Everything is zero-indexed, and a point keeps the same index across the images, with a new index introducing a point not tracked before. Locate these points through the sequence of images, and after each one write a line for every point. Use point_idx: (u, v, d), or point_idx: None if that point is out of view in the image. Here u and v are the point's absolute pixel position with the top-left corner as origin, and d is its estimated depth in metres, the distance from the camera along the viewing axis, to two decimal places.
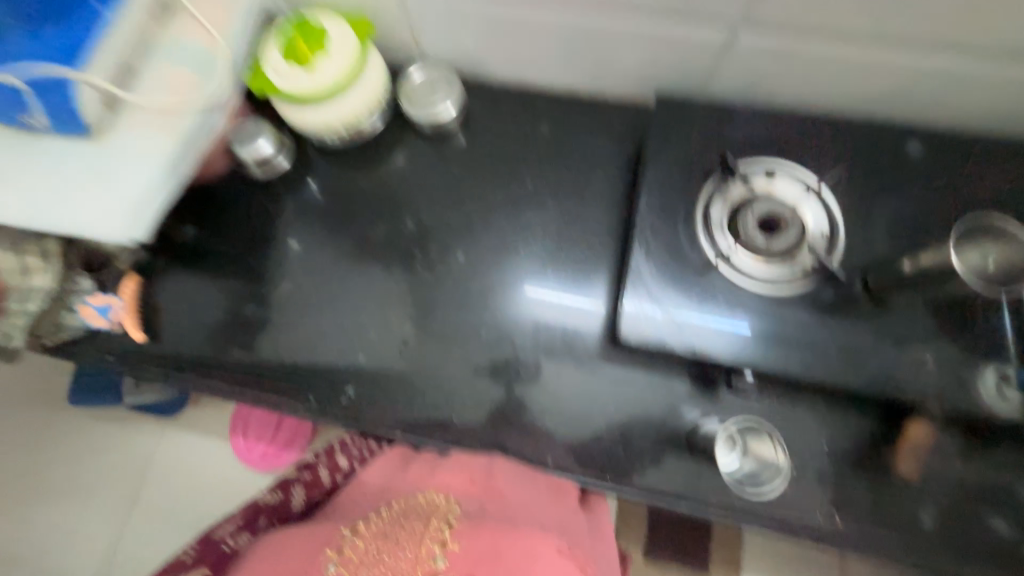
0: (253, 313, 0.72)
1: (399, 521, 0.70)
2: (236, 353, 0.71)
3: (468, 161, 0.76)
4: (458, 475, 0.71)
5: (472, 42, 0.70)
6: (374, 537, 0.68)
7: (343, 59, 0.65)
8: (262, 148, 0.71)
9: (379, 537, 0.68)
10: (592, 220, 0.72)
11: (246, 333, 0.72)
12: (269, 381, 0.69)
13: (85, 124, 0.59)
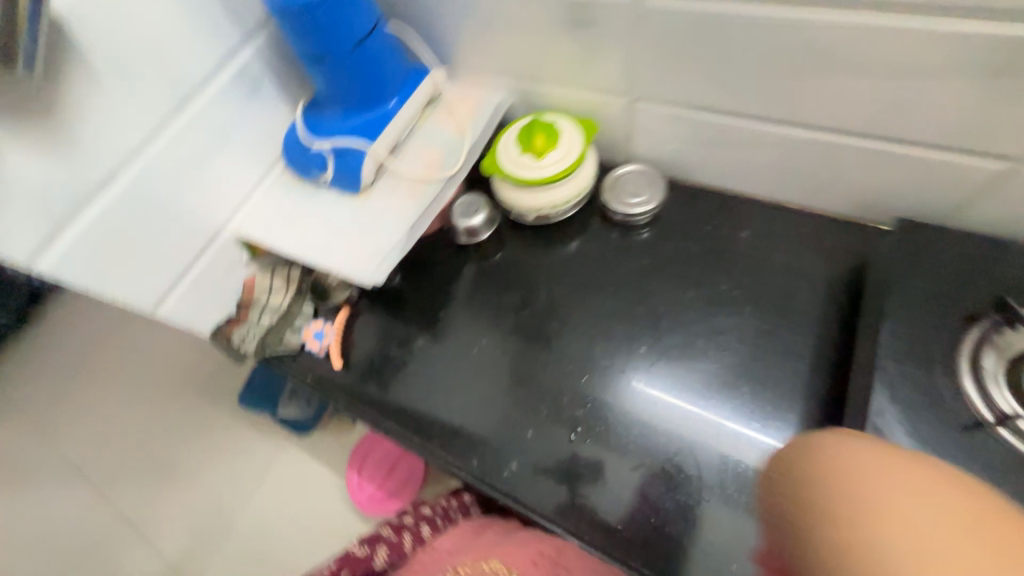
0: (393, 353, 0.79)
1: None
2: (411, 399, 0.75)
3: (660, 254, 0.76)
4: (524, 549, 0.83)
5: (688, 146, 0.73)
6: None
7: (568, 154, 0.72)
8: (474, 222, 0.80)
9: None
10: (799, 336, 0.65)
11: (423, 382, 0.76)
12: (436, 435, 0.72)
13: (361, 183, 0.72)
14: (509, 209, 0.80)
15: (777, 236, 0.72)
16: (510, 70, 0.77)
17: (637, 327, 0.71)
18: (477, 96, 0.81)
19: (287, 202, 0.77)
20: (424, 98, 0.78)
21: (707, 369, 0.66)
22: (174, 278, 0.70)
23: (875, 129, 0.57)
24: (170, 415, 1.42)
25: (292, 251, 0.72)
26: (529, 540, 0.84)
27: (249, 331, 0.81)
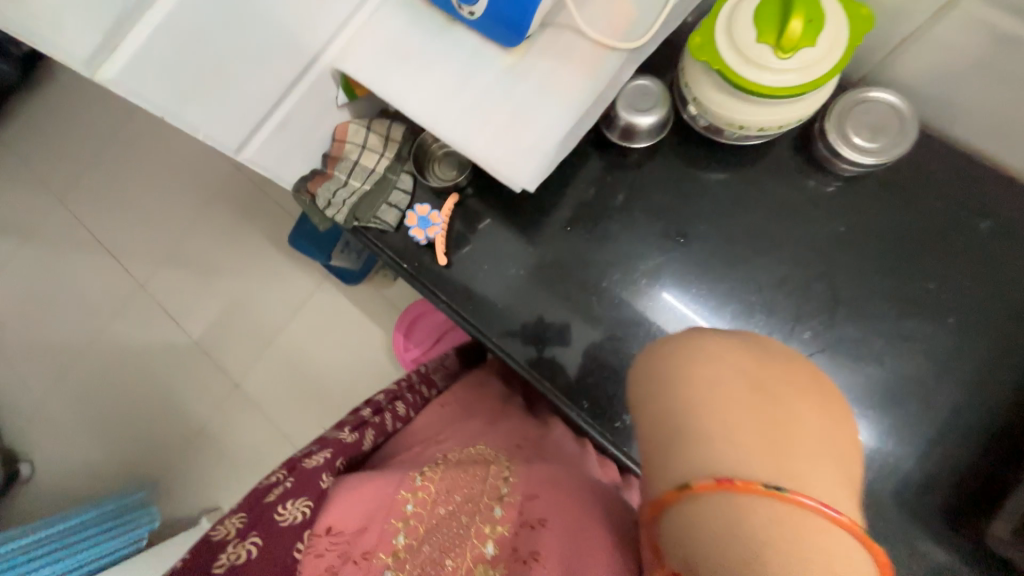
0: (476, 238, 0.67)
1: (460, 474, 0.57)
2: (491, 293, 0.66)
3: (864, 226, 0.61)
4: (510, 435, 0.64)
5: (984, 94, 0.52)
6: (444, 492, 0.55)
7: (828, 60, 0.50)
8: (641, 122, 0.61)
9: (451, 490, 0.55)
10: (987, 371, 0.57)
11: (504, 278, 0.66)
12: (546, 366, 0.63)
13: (524, 36, 0.51)
14: (694, 112, 0.60)
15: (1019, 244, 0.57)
16: None
17: (806, 311, 0.60)
18: None
19: (408, 35, 0.55)
20: None
21: (872, 379, 0.58)
22: (257, 117, 0.54)
23: None
24: (182, 233, 1.24)
25: (415, 113, 0.54)
26: (523, 422, 0.70)
27: (336, 194, 0.66)
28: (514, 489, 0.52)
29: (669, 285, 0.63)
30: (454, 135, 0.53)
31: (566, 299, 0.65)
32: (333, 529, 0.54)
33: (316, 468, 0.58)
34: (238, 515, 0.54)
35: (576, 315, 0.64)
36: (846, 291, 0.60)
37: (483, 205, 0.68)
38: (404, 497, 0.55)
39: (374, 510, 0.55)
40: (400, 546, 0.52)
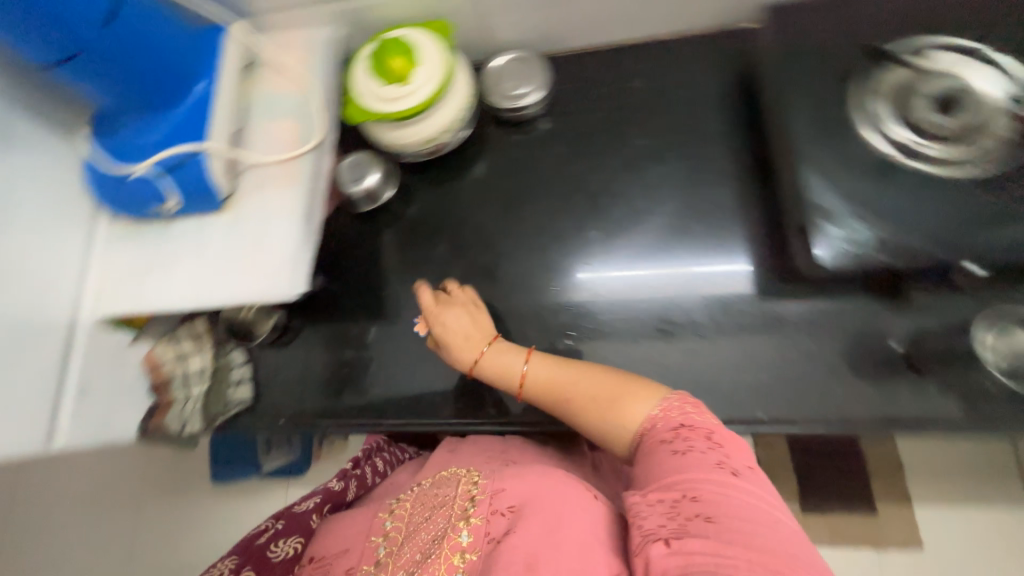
0: (319, 355, 0.73)
1: (430, 489, 0.54)
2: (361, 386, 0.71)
3: (571, 136, 0.73)
4: (478, 450, 0.61)
5: (550, 12, 0.68)
6: (419, 507, 0.52)
7: (434, 67, 0.63)
8: (369, 181, 0.71)
9: (424, 509, 0.51)
10: (721, 162, 0.69)
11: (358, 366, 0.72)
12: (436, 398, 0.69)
13: (219, 193, 0.59)
14: (399, 153, 0.72)
15: (667, 74, 0.72)
16: None
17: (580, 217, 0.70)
18: (301, 43, 0.68)
19: (140, 253, 0.61)
20: (235, 63, 0.63)
21: (661, 225, 0.68)
22: (51, 399, 0.55)
23: None
24: None
25: (177, 304, 0.58)
26: (490, 439, 0.64)
27: (185, 408, 0.69)
28: (483, 486, 0.50)
29: (474, 268, 0.72)
30: (216, 297, 0.57)
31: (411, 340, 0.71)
32: (317, 555, 0.52)
33: (305, 510, 0.57)
34: (233, 555, 0.51)
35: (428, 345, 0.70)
36: (595, 184, 0.71)
37: (306, 329, 0.74)
38: (381, 518, 0.53)
39: (354, 533, 0.52)
40: (381, 557, 0.49)
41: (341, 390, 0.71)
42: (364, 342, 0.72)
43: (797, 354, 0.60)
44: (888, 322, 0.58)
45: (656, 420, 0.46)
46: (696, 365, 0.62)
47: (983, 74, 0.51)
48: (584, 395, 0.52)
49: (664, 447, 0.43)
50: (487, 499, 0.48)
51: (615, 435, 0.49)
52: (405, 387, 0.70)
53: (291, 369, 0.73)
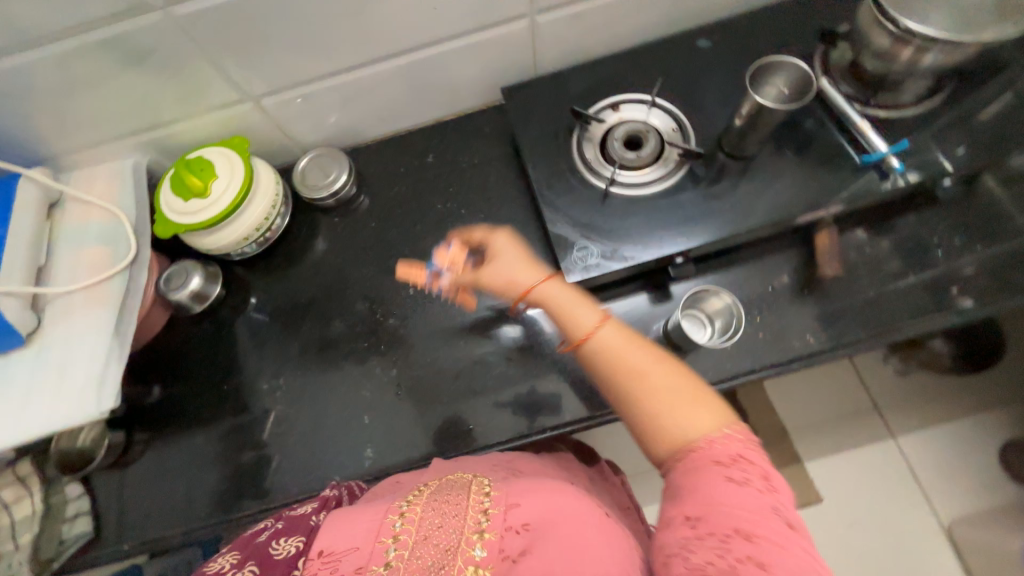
0: (169, 462, 0.74)
1: (443, 487, 0.51)
2: (214, 481, 0.73)
3: (381, 212, 0.85)
4: (483, 462, 0.62)
5: (339, 117, 0.80)
6: (435, 506, 0.47)
7: (235, 176, 0.72)
8: (194, 285, 0.76)
9: (440, 513, 0.46)
10: (505, 210, 0.81)
11: (210, 462, 0.74)
12: (290, 473, 0.72)
13: (21, 331, 0.61)
14: (224, 254, 0.79)
15: (451, 149, 0.86)
16: (118, 132, 0.72)
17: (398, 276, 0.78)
18: (108, 173, 0.74)
19: None
20: (35, 206, 0.67)
21: None
22: None
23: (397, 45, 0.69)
24: None
25: None
26: (491, 454, 0.66)
27: (13, 561, 0.66)
28: (500, 498, 0.47)
29: (315, 341, 0.79)
30: (17, 434, 0.58)
31: (260, 423, 0.75)
32: (325, 551, 0.45)
33: (304, 513, 0.53)
34: (233, 551, 0.48)
35: (278, 424, 0.75)
36: (407, 248, 0.82)
37: (153, 440, 0.75)
38: (392, 516, 0.47)
39: (365, 529, 0.46)
40: (393, 561, 0.43)
41: (196, 490, 0.73)
42: (215, 436, 0.75)
43: (584, 359, 0.72)
44: (645, 317, 0.72)
45: (715, 440, 0.47)
46: (512, 381, 0.72)
47: (648, 114, 0.71)
48: (658, 387, 0.51)
49: (720, 473, 0.44)
50: (506, 512, 0.46)
51: (668, 434, 0.49)
52: (258, 470, 0.73)
53: (141, 483, 0.73)
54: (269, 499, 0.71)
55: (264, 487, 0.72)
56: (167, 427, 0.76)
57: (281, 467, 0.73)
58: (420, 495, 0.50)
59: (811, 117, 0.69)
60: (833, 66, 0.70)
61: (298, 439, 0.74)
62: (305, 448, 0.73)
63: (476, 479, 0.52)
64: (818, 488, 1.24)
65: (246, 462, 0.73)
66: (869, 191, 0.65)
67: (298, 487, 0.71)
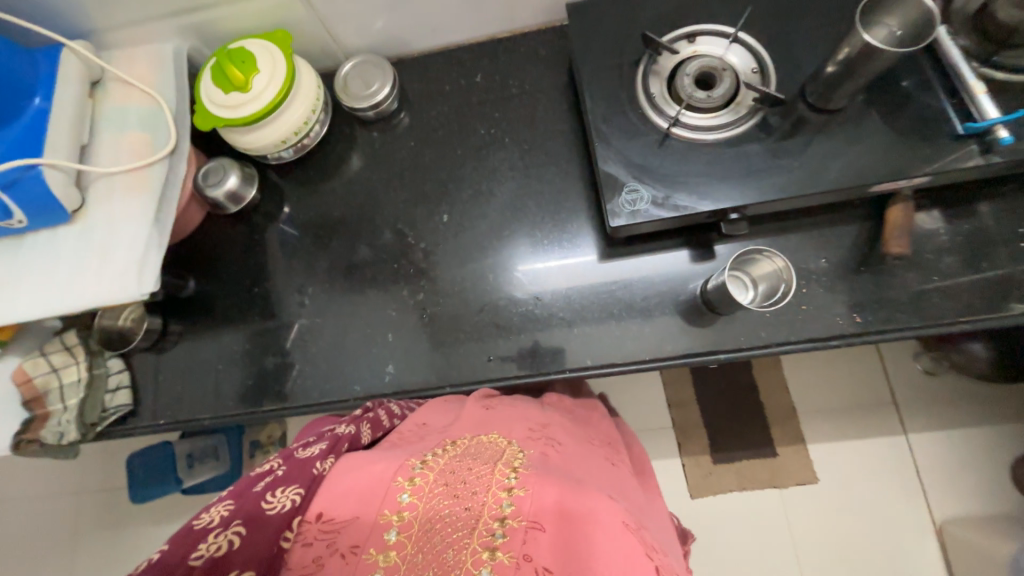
0: (200, 352, 0.78)
1: (462, 462, 0.53)
2: (240, 377, 0.77)
3: (421, 132, 0.81)
4: (518, 419, 0.63)
5: (386, 21, 0.75)
6: (444, 492, 0.50)
7: (275, 75, 0.68)
8: (230, 184, 0.75)
9: (446, 500, 0.49)
10: (551, 144, 0.77)
11: (235, 358, 0.77)
12: (311, 379, 0.75)
13: (66, 206, 0.63)
14: (260, 158, 0.77)
15: (502, 70, 0.80)
16: (159, 12, 0.68)
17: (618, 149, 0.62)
18: (147, 55, 0.71)
19: None
20: (78, 81, 0.66)
21: (502, 206, 0.76)
22: None
23: None
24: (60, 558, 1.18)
25: (31, 314, 0.61)
26: (528, 410, 0.66)
27: (60, 420, 0.71)
28: (518, 508, 0.48)
29: (343, 257, 0.79)
30: (66, 305, 0.61)
31: (285, 330, 0.77)
32: (326, 514, 0.50)
33: (309, 457, 0.53)
34: (227, 500, 0.49)
35: (304, 332, 0.77)
36: (443, 174, 0.79)
37: (186, 331, 0.79)
38: (398, 487, 0.50)
39: (367, 497, 0.50)
40: (392, 543, 0.47)
41: (223, 382, 0.77)
42: (243, 335, 0.78)
43: (612, 308, 0.70)
44: (683, 275, 0.69)
45: None
46: (535, 321, 0.72)
47: (726, 48, 0.64)
48: None
49: None
50: (523, 529, 0.47)
51: None
52: (282, 373, 0.76)
53: (173, 370, 0.78)
54: (290, 400, 0.75)
55: (287, 388, 0.75)
56: (199, 322, 0.79)
57: (303, 373, 0.76)
58: (436, 473, 0.51)
59: (913, 72, 0.61)
60: (955, 14, 0.60)
61: (321, 349, 0.76)
62: (326, 358, 0.76)
63: (496, 467, 0.52)
64: (817, 470, 1.24)
65: (271, 363, 0.77)
66: (962, 165, 0.58)
67: (318, 393, 0.74)
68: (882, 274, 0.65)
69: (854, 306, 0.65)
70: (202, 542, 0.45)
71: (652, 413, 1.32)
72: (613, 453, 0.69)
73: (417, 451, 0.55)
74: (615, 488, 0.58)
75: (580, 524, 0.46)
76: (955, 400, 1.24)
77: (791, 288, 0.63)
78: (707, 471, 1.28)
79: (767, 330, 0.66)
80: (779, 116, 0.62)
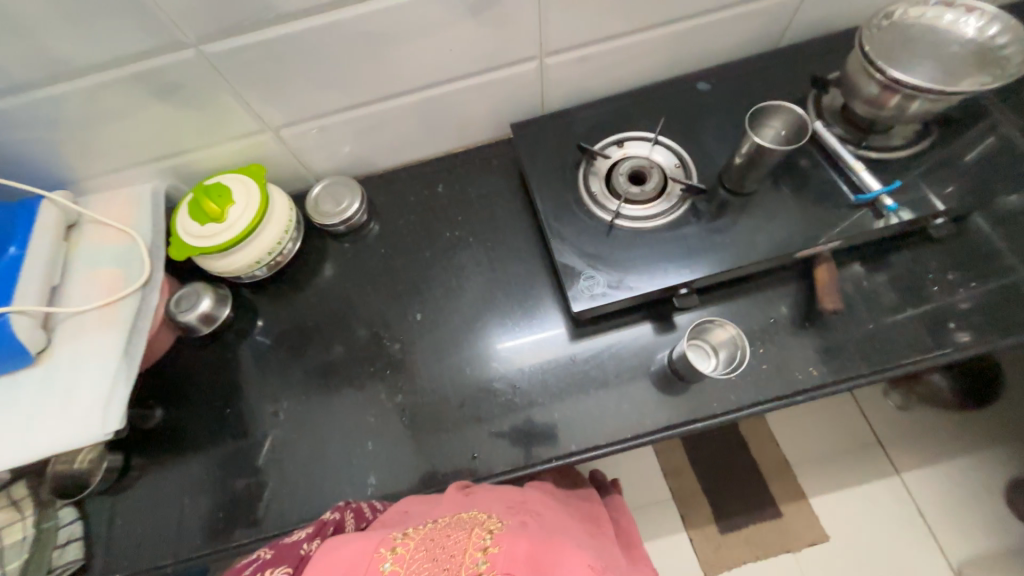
0: (164, 487, 0.73)
1: (442, 529, 0.50)
2: (208, 509, 0.71)
3: (391, 239, 0.87)
4: (497, 498, 0.60)
5: (352, 148, 0.83)
6: (425, 553, 0.46)
7: (251, 204, 0.74)
8: (203, 307, 0.76)
9: (427, 562, 0.45)
10: (512, 239, 0.84)
11: (203, 488, 0.73)
12: (288, 501, 0.71)
13: (31, 349, 0.62)
14: (234, 278, 0.80)
15: (461, 180, 0.89)
16: (140, 160, 0.74)
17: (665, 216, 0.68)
18: (125, 198, 0.76)
19: None
20: (53, 227, 0.69)
21: (472, 299, 0.80)
22: None
23: (414, 83, 0.73)
24: None
25: None
26: (508, 491, 0.64)
27: None
28: (494, 562, 0.44)
29: (319, 365, 0.79)
30: (19, 454, 0.58)
31: (258, 450, 0.74)
32: None
33: (296, 540, 0.53)
34: None
35: (279, 450, 0.74)
36: (414, 275, 0.83)
37: (150, 465, 0.74)
38: (380, 557, 0.46)
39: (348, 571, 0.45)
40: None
41: (189, 517, 0.71)
42: (212, 461, 0.74)
43: (589, 387, 0.72)
44: (649, 346, 0.73)
45: None
46: (517, 409, 0.72)
47: (651, 150, 0.75)
48: None
49: None
50: None
51: None
52: (255, 498, 0.71)
53: (133, 511, 0.72)
54: (265, 528, 0.70)
55: (261, 515, 0.70)
56: (165, 453, 0.75)
57: (279, 496, 0.71)
58: (416, 539, 0.48)
59: (806, 157, 0.72)
60: (826, 110, 0.74)
61: (298, 465, 0.73)
62: (303, 475, 0.72)
63: (475, 526, 0.50)
64: (824, 525, 1.21)
65: (243, 489, 0.72)
66: (865, 228, 0.67)
67: (296, 516, 0.70)
68: (826, 327, 0.71)
69: (809, 358, 0.70)
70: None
71: (649, 486, 1.28)
72: (591, 526, 0.67)
73: (393, 530, 0.52)
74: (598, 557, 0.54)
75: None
76: (933, 432, 1.27)
77: (746, 356, 0.67)
78: (715, 544, 1.21)
79: (737, 393, 0.69)
80: (706, 200, 0.71)
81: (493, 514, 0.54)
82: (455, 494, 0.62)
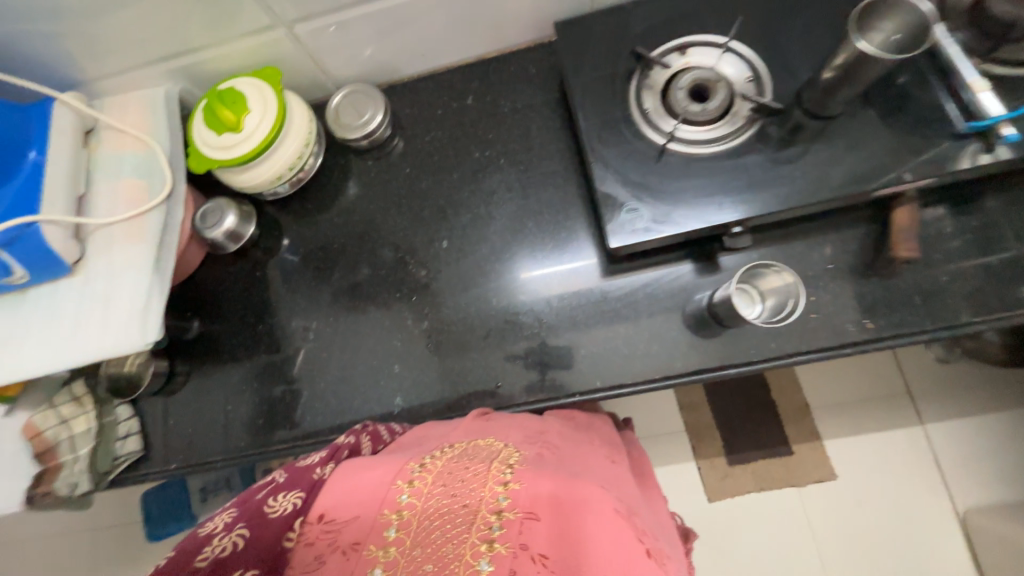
0: (206, 392, 0.78)
1: (460, 461, 0.50)
2: (246, 415, 0.76)
3: (416, 157, 0.81)
4: (515, 427, 0.60)
5: (374, 50, 0.74)
6: (442, 486, 0.47)
7: (268, 113, 0.68)
8: (228, 224, 0.75)
9: (446, 492, 0.47)
10: (547, 162, 0.76)
11: (241, 396, 0.77)
12: (319, 412, 0.75)
13: (67, 260, 0.63)
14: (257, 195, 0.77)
15: (494, 91, 0.79)
16: (148, 59, 0.68)
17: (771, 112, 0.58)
18: (139, 101, 0.71)
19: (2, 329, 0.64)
20: (70, 132, 0.66)
21: (501, 227, 0.76)
22: None
23: None
24: None
25: (40, 369, 0.61)
26: (525, 419, 0.64)
27: (73, 470, 0.71)
28: (514, 501, 0.45)
29: (345, 288, 0.78)
30: (67, 358, 0.61)
31: (290, 365, 0.77)
32: (327, 515, 0.48)
33: (310, 464, 0.53)
34: (232, 508, 0.49)
35: (309, 367, 0.76)
36: (441, 199, 0.78)
37: (192, 372, 0.79)
38: (398, 489, 0.48)
39: (369, 497, 0.48)
40: (392, 540, 0.45)
41: (231, 420, 0.76)
42: (248, 373, 0.78)
43: (619, 325, 0.69)
44: (688, 287, 0.69)
45: None
46: (542, 342, 0.71)
47: (719, 59, 0.63)
48: None
49: None
50: (518, 520, 0.44)
51: None
52: (289, 408, 0.75)
53: (181, 412, 0.77)
54: (298, 435, 0.74)
55: (295, 424, 0.75)
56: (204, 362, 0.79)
57: (312, 408, 0.75)
58: (433, 471, 0.49)
59: (912, 73, 0.60)
60: (949, 10, 0.59)
61: (327, 382, 0.75)
62: (333, 391, 0.75)
63: (492, 461, 0.50)
64: (835, 466, 1.23)
65: (277, 399, 0.76)
66: (967, 165, 0.57)
67: (328, 426, 0.74)
68: (890, 277, 0.64)
69: (865, 310, 0.64)
70: (209, 544, 0.45)
71: (665, 417, 1.31)
72: (614, 449, 0.66)
73: (412, 455, 0.53)
74: (616, 484, 0.55)
75: (573, 514, 0.44)
76: (974, 388, 1.22)
77: (800, 305, 0.62)
78: (722, 473, 1.26)
79: (777, 340, 0.65)
80: (776, 124, 0.61)
81: (512, 445, 0.54)
82: (472, 420, 0.62)
